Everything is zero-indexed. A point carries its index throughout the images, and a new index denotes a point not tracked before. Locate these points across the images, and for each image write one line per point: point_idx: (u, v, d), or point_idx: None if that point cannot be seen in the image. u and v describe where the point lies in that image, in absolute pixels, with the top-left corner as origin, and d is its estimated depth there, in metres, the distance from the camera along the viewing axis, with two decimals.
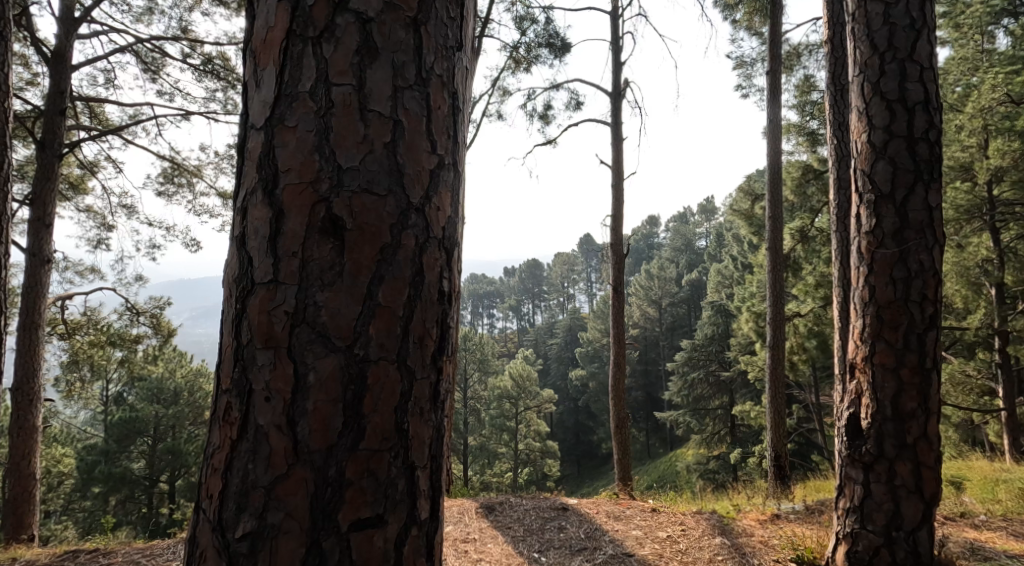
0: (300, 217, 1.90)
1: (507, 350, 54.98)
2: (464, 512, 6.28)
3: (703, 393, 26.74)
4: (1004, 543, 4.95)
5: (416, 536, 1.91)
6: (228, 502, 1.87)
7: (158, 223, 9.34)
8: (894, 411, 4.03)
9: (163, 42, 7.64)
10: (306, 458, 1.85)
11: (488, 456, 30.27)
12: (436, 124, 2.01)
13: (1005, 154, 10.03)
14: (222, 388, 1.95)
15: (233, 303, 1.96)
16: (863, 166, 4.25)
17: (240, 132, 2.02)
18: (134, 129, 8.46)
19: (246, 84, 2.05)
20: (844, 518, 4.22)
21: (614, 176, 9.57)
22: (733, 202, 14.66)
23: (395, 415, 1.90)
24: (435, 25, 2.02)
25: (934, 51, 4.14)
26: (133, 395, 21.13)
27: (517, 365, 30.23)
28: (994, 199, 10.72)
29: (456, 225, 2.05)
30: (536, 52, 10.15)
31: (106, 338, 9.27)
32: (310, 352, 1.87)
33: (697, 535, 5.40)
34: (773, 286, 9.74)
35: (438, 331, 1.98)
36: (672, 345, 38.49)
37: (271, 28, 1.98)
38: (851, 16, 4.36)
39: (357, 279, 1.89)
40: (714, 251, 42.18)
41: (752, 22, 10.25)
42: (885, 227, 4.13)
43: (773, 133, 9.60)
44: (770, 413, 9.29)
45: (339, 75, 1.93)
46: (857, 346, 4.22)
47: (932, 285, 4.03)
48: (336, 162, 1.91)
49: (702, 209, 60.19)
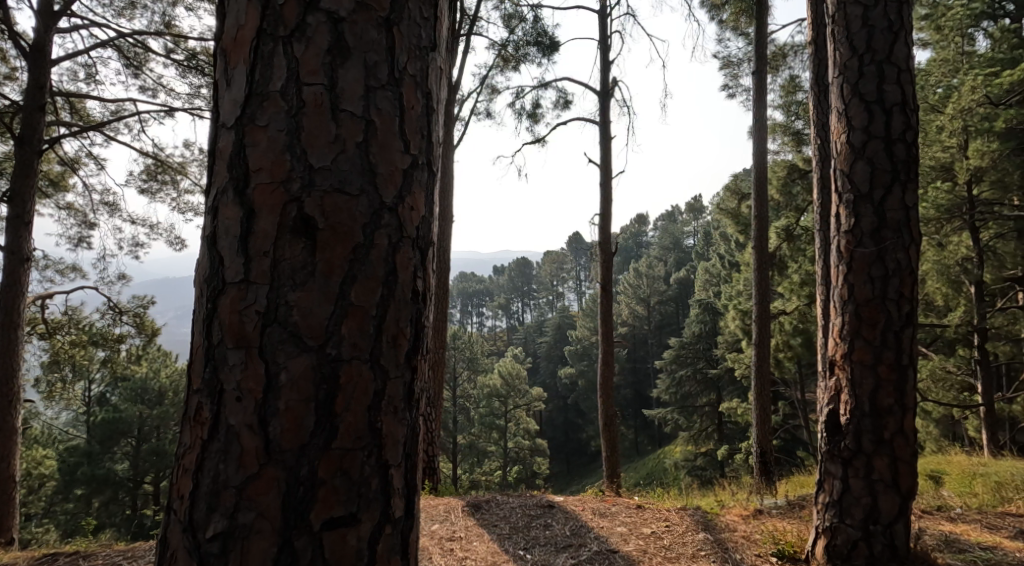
0: (271, 217, 1.90)
1: (496, 348, 55.25)
2: (450, 512, 6.26)
3: (690, 391, 27.30)
4: (978, 536, 5.05)
5: (390, 535, 1.92)
6: (199, 503, 1.87)
7: (141, 220, 9.26)
8: (872, 407, 4.10)
9: (146, 37, 7.55)
10: (277, 458, 1.84)
11: (477, 454, 30.32)
12: (409, 124, 2.02)
13: (984, 154, 10.20)
14: (193, 389, 1.94)
15: (204, 303, 1.95)
16: (842, 166, 4.32)
17: (211, 132, 2.02)
18: (117, 125, 8.37)
19: (216, 84, 2.04)
20: (823, 512, 4.27)
21: (603, 173, 9.69)
22: (720, 201, 14.84)
23: (368, 415, 1.90)
24: (407, 26, 2.03)
25: (911, 53, 4.22)
26: (116, 395, 20.89)
27: (505, 364, 30.36)
28: (973, 200, 11.01)
29: (429, 224, 2.07)
30: (524, 50, 10.20)
31: (88, 338, 9.15)
32: (281, 352, 1.86)
33: (680, 531, 5.45)
34: (758, 285, 9.84)
35: (411, 330, 1.99)
36: (660, 343, 38.87)
37: (241, 27, 1.97)
38: (830, 18, 4.42)
39: (329, 279, 1.89)
40: (703, 250, 42.78)
41: (738, 22, 10.39)
42: (863, 225, 4.20)
43: (759, 132, 9.71)
44: (757, 410, 9.41)
45: (309, 75, 1.92)
46: (836, 343, 4.28)
47: (909, 284, 4.11)
48: (308, 161, 1.91)
49: (691, 209, 60.98)
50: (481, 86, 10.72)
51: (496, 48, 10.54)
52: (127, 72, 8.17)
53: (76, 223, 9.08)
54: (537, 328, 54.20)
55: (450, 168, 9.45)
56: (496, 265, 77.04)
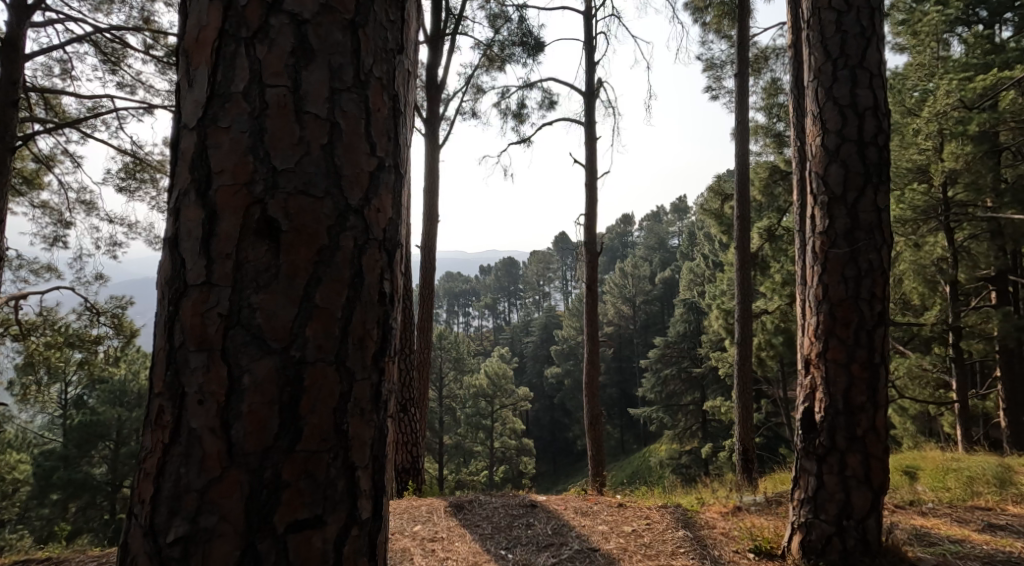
0: (233, 218, 1.88)
1: (483, 348, 55.87)
2: (433, 512, 6.29)
3: (674, 391, 28.33)
4: (948, 529, 5.18)
5: (357, 536, 1.91)
6: (161, 507, 1.84)
7: (119, 219, 9.11)
8: (845, 405, 4.18)
9: (125, 32, 7.42)
10: (240, 460, 1.82)
11: (463, 454, 30.49)
12: (376, 126, 2.02)
13: (959, 157, 10.79)
14: (154, 392, 1.91)
15: (166, 306, 1.92)
16: (816, 169, 4.41)
17: (173, 133, 1.99)
18: (93, 122, 8.22)
19: (178, 85, 2.02)
20: (798, 508, 4.34)
21: (588, 174, 9.80)
22: (704, 202, 15.03)
23: (334, 416, 1.90)
24: (373, 28, 2.03)
25: (882, 58, 4.33)
26: (94, 398, 20.55)
27: (491, 364, 30.62)
28: (947, 201, 11.81)
29: (397, 226, 2.07)
30: (509, 51, 10.24)
31: (64, 340, 8.92)
32: (244, 353, 1.84)
33: (660, 529, 5.49)
34: (740, 284, 10.01)
35: (378, 331, 1.99)
36: (644, 343, 39.54)
37: (203, 27, 1.95)
38: (805, 23, 4.51)
39: (294, 280, 1.88)
40: (687, 250, 43.65)
41: (720, 26, 10.60)
42: (837, 226, 4.29)
43: (740, 135, 9.88)
44: (740, 408, 9.59)
45: (273, 77, 1.90)
46: (811, 342, 4.38)
47: (881, 284, 4.21)
48: (271, 163, 1.89)
49: (676, 210, 62.27)
50: (465, 86, 10.80)
51: (481, 48, 10.57)
52: (104, 69, 8.03)
53: (51, 222, 8.88)
54: (523, 328, 54.80)
55: (436, 168, 9.48)
56: (483, 266, 77.60)
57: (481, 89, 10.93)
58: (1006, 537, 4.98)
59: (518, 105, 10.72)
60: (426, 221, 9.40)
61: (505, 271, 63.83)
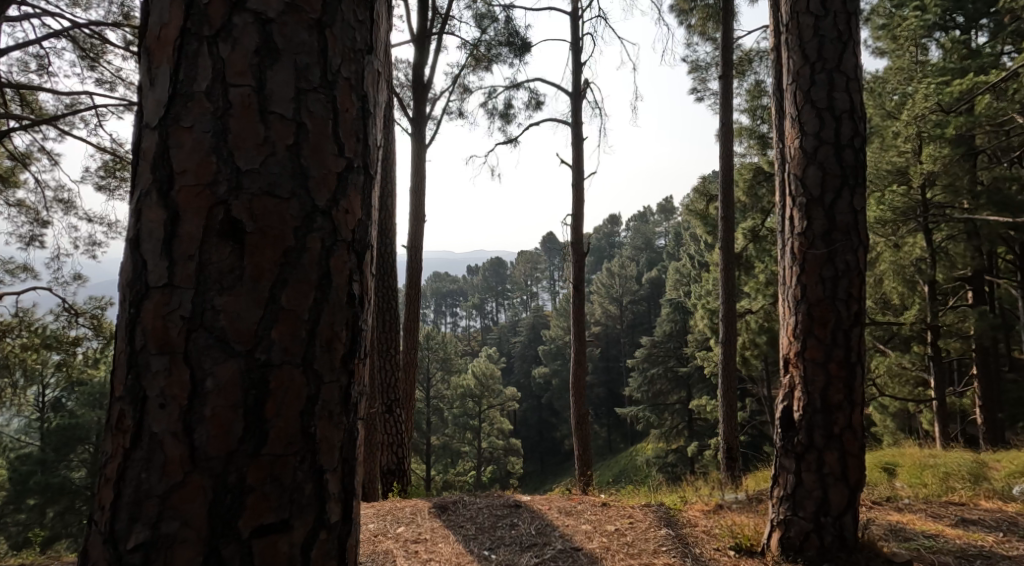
0: (196, 219, 1.81)
1: (470, 349, 56.24)
2: (417, 513, 6.29)
3: (660, 390, 28.81)
4: (922, 524, 5.27)
5: (326, 540, 1.85)
6: (121, 513, 1.75)
7: (98, 219, 8.94)
8: (823, 404, 4.23)
9: (104, 28, 7.28)
10: (203, 465, 1.74)
11: (451, 454, 30.61)
12: (344, 126, 1.96)
13: (936, 159, 11.45)
14: (115, 396, 1.83)
15: (126, 307, 1.84)
16: (795, 171, 4.46)
17: (134, 132, 1.92)
18: (72, 119, 8.06)
19: (139, 83, 1.95)
20: (777, 505, 4.39)
21: (575, 174, 9.85)
22: (689, 202, 15.15)
23: (300, 420, 1.83)
24: (341, 28, 1.97)
25: (859, 62, 4.39)
26: (73, 400, 20.22)
27: (479, 364, 31.21)
28: (926, 203, 12.18)
29: (367, 227, 2.01)
30: (496, 50, 10.25)
31: (41, 342, 8.68)
32: (207, 357, 1.77)
33: (643, 527, 5.50)
34: (725, 284, 10.12)
35: (347, 334, 1.93)
36: (631, 342, 40.09)
37: (165, 24, 1.89)
38: (784, 27, 4.56)
39: (258, 283, 1.81)
40: (674, 250, 44.34)
41: (705, 28, 10.69)
42: (815, 227, 4.34)
43: (724, 136, 9.99)
44: (724, 406, 9.71)
45: (236, 76, 1.84)
46: (790, 342, 4.42)
47: (857, 284, 4.27)
48: (234, 163, 1.82)
49: (662, 210, 63.32)
50: (451, 85, 10.85)
51: (468, 48, 10.58)
52: (82, 65, 7.88)
53: (27, 221, 8.70)
54: (511, 329, 55.11)
55: (422, 168, 9.46)
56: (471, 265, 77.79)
57: (467, 89, 10.95)
58: (979, 531, 5.09)
59: (504, 105, 10.77)
60: (413, 221, 9.37)
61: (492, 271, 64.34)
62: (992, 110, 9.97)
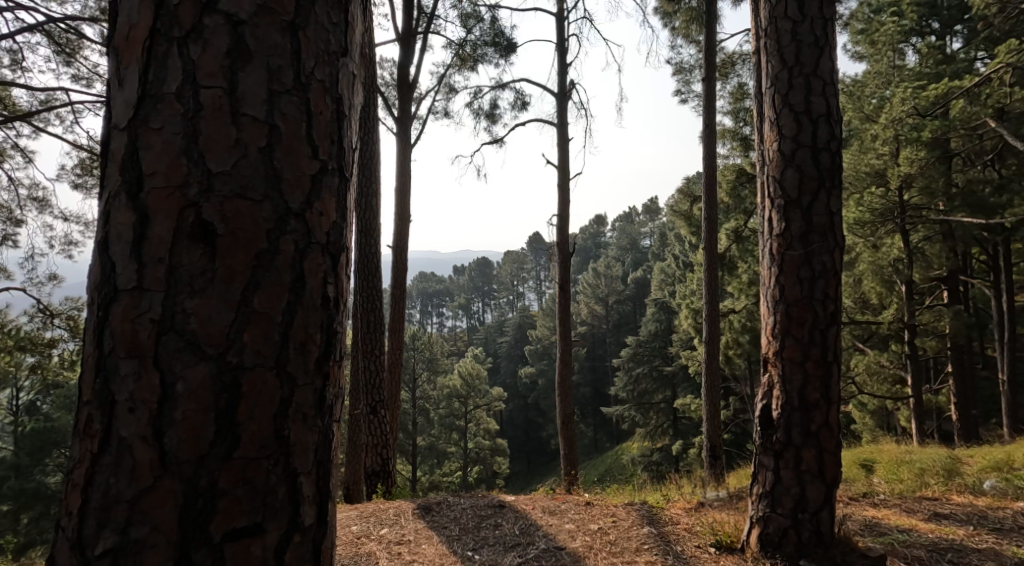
0: (166, 221, 1.79)
1: (456, 350, 56.37)
2: (400, 515, 6.25)
3: (646, 389, 29.03)
4: (898, 519, 5.34)
5: (299, 543, 1.83)
6: (89, 519, 1.72)
7: (74, 218, 8.81)
8: (801, 402, 4.27)
9: (80, 23, 7.17)
10: (174, 469, 1.71)
11: (436, 456, 30.64)
12: (318, 128, 1.96)
13: (913, 162, 11.59)
14: (83, 400, 1.81)
15: (95, 311, 1.82)
16: (773, 173, 4.51)
17: (103, 134, 1.90)
18: (47, 116, 7.92)
19: (108, 85, 1.93)
20: (756, 503, 4.44)
21: (561, 175, 9.89)
22: (673, 203, 15.25)
23: (274, 422, 1.81)
24: (315, 31, 1.96)
25: (835, 67, 4.46)
26: (48, 404, 19.89)
27: (465, 364, 31.36)
28: (904, 204, 12.36)
29: (341, 230, 2.01)
30: (481, 51, 10.26)
31: (14, 344, 8.53)
32: (178, 359, 1.74)
33: (626, 526, 5.52)
34: (709, 285, 10.18)
35: (322, 336, 1.92)
36: (617, 342, 40.40)
37: (134, 25, 1.87)
38: (762, 33, 4.62)
39: (230, 285, 1.78)
40: (658, 250, 44.82)
41: (689, 31, 10.77)
42: (793, 230, 4.39)
43: (707, 138, 10.07)
44: (707, 405, 9.79)
45: (207, 77, 1.83)
46: (769, 341, 4.47)
47: (834, 285, 4.33)
48: (205, 165, 1.81)
49: (647, 210, 63.86)
50: (437, 85, 10.86)
51: (453, 48, 10.58)
52: (58, 60, 7.76)
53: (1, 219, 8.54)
54: (497, 329, 55.29)
55: (405, 168, 9.44)
56: (456, 266, 77.95)
57: (452, 89, 10.97)
58: (950, 526, 5.17)
59: (490, 105, 10.81)
60: (398, 222, 9.35)
61: (477, 271, 64.48)
62: (965, 115, 10.22)
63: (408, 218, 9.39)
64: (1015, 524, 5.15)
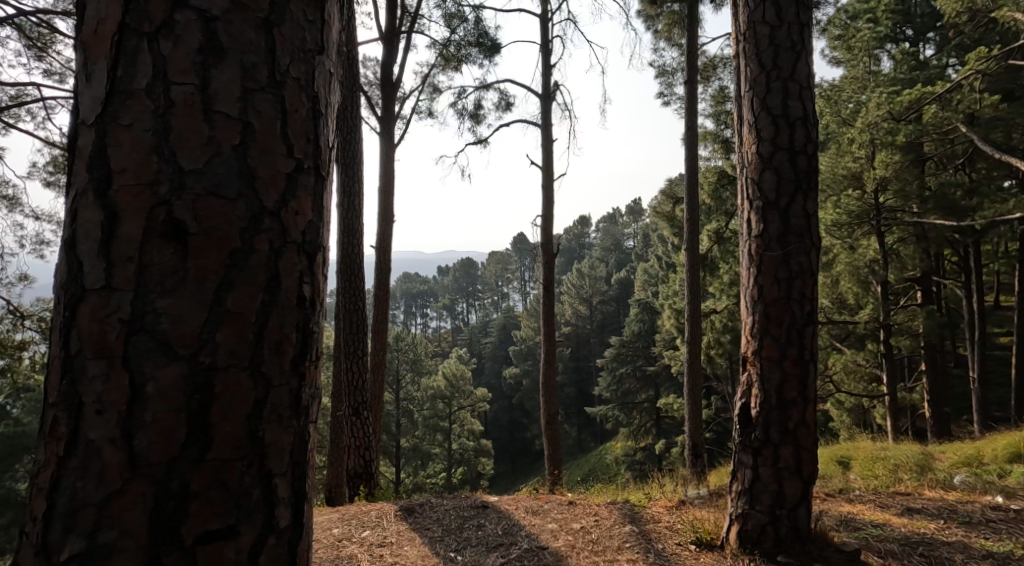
0: (136, 220, 1.76)
1: (440, 351, 56.35)
2: (382, 517, 6.22)
3: (630, 388, 29.28)
4: (873, 514, 5.41)
5: (274, 545, 1.81)
6: (55, 524, 1.68)
7: (46, 216, 8.68)
8: (778, 400, 4.31)
9: (52, 16, 7.06)
10: (144, 472, 1.68)
11: (420, 457, 30.59)
12: (293, 127, 1.94)
13: (889, 165, 11.69)
14: (49, 403, 1.77)
15: (62, 310, 1.78)
16: (752, 175, 4.55)
17: (71, 130, 1.86)
18: (18, 111, 7.79)
19: (75, 80, 1.89)
20: (735, 500, 4.47)
21: (545, 176, 9.91)
22: (656, 204, 15.35)
23: (248, 424, 1.79)
24: (290, 28, 1.95)
25: (811, 72, 4.50)
26: (23, 408, 19.57)
27: (449, 365, 31.33)
28: (879, 206, 12.54)
29: (318, 230, 1.99)
30: (465, 51, 10.24)
31: None
32: (148, 360, 1.71)
33: (608, 525, 5.53)
34: (692, 284, 10.24)
35: (298, 336, 1.90)
36: (601, 342, 40.61)
37: (102, 19, 1.83)
38: (741, 37, 4.66)
39: (203, 285, 1.76)
40: (641, 251, 45.12)
41: (671, 34, 10.86)
42: (770, 231, 4.43)
43: (690, 140, 10.14)
44: (689, 404, 9.87)
45: (179, 75, 1.80)
46: (747, 341, 4.50)
47: (810, 285, 4.38)
48: (177, 163, 1.78)
49: (630, 212, 64.26)
50: (421, 85, 10.84)
51: (437, 48, 10.57)
52: (29, 55, 7.63)
53: None
54: (481, 330, 55.33)
55: (388, 168, 9.40)
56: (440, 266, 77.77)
57: (436, 89, 10.95)
58: (923, 520, 5.24)
59: (474, 105, 10.81)
60: (381, 222, 9.31)
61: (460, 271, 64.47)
62: (938, 119, 10.56)
63: (391, 218, 9.35)
64: (985, 517, 5.24)
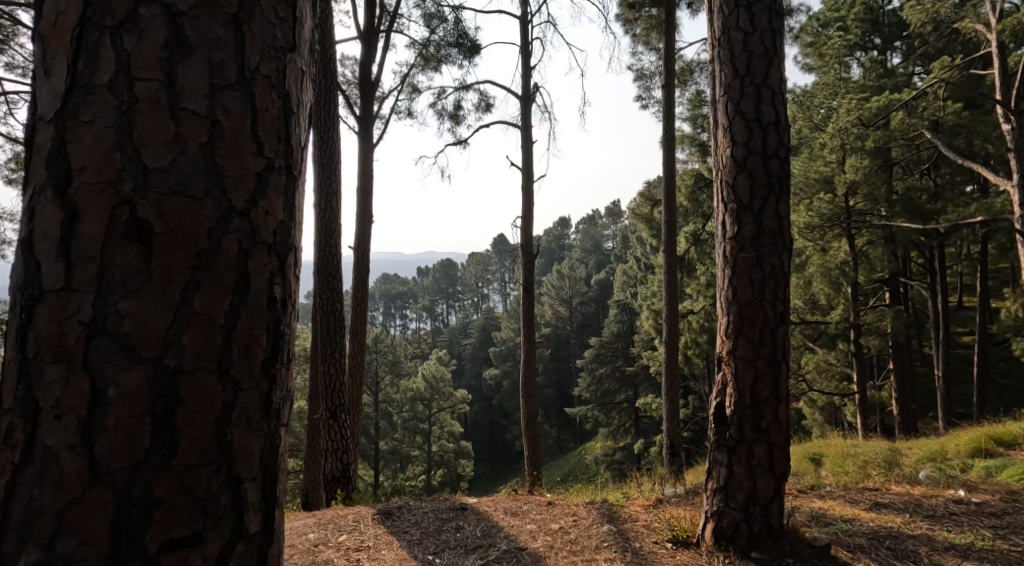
0: (98, 219, 1.71)
1: (420, 352, 56.21)
2: (359, 521, 6.17)
3: (609, 389, 29.41)
4: (842, 510, 5.47)
5: (243, 552, 1.77)
6: (10, 534, 1.62)
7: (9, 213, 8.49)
8: (752, 399, 4.33)
9: (14, 8, 6.89)
10: (105, 479, 1.64)
11: (399, 460, 30.46)
12: (263, 125, 1.90)
13: (858, 169, 11.96)
14: (3, 408, 1.71)
15: (19, 312, 1.73)
16: (726, 178, 4.57)
17: (29, 126, 1.80)
18: None
19: (33, 75, 1.83)
20: (710, 498, 4.49)
21: (525, 177, 9.90)
22: (635, 206, 15.42)
23: (216, 429, 1.75)
24: (260, 25, 1.91)
25: (784, 77, 4.54)
26: None
27: (428, 367, 31.25)
28: (849, 209, 12.56)
29: (289, 230, 1.96)
30: (445, 51, 10.20)
31: None
32: (110, 364, 1.66)
33: (586, 524, 5.53)
34: (669, 284, 10.29)
35: (268, 338, 1.87)
36: (581, 343, 40.74)
37: (62, 13, 1.78)
38: (716, 42, 4.69)
39: (168, 286, 1.72)
40: (620, 252, 45.35)
41: (649, 37, 10.93)
42: (744, 233, 4.45)
43: (668, 142, 10.19)
44: (666, 404, 9.93)
45: (143, 70, 1.75)
46: (722, 341, 4.52)
47: (783, 286, 4.41)
48: (141, 160, 1.73)
49: (610, 214, 64.58)
50: (401, 85, 10.78)
51: (416, 48, 10.52)
52: None
53: None
54: (461, 331, 55.26)
55: (366, 168, 9.33)
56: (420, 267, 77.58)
57: (416, 89, 10.91)
58: (889, 514, 5.30)
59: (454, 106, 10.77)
60: (359, 222, 9.23)
61: None
62: (903, 125, 10.96)
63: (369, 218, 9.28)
64: (948, 510, 5.31)
